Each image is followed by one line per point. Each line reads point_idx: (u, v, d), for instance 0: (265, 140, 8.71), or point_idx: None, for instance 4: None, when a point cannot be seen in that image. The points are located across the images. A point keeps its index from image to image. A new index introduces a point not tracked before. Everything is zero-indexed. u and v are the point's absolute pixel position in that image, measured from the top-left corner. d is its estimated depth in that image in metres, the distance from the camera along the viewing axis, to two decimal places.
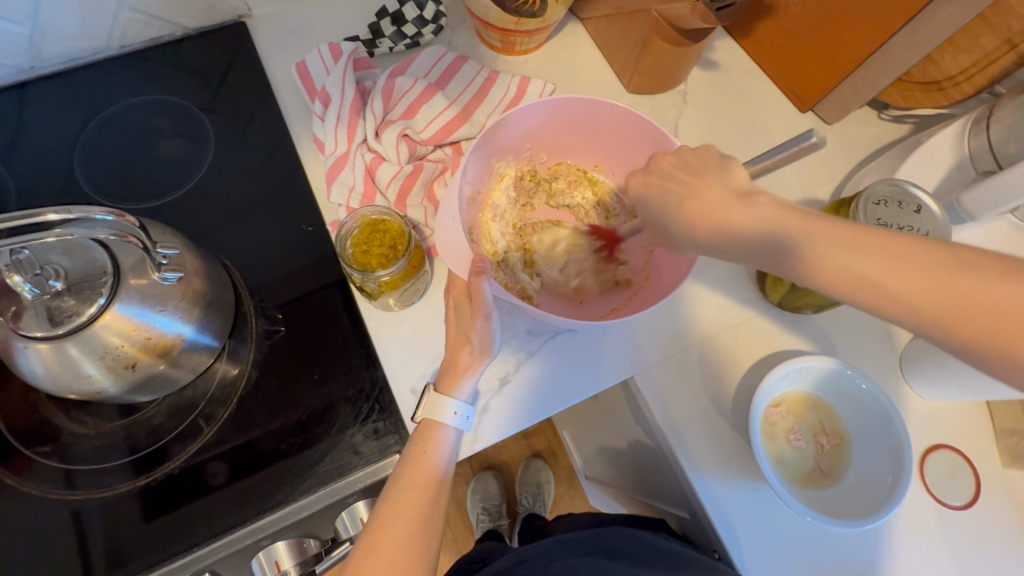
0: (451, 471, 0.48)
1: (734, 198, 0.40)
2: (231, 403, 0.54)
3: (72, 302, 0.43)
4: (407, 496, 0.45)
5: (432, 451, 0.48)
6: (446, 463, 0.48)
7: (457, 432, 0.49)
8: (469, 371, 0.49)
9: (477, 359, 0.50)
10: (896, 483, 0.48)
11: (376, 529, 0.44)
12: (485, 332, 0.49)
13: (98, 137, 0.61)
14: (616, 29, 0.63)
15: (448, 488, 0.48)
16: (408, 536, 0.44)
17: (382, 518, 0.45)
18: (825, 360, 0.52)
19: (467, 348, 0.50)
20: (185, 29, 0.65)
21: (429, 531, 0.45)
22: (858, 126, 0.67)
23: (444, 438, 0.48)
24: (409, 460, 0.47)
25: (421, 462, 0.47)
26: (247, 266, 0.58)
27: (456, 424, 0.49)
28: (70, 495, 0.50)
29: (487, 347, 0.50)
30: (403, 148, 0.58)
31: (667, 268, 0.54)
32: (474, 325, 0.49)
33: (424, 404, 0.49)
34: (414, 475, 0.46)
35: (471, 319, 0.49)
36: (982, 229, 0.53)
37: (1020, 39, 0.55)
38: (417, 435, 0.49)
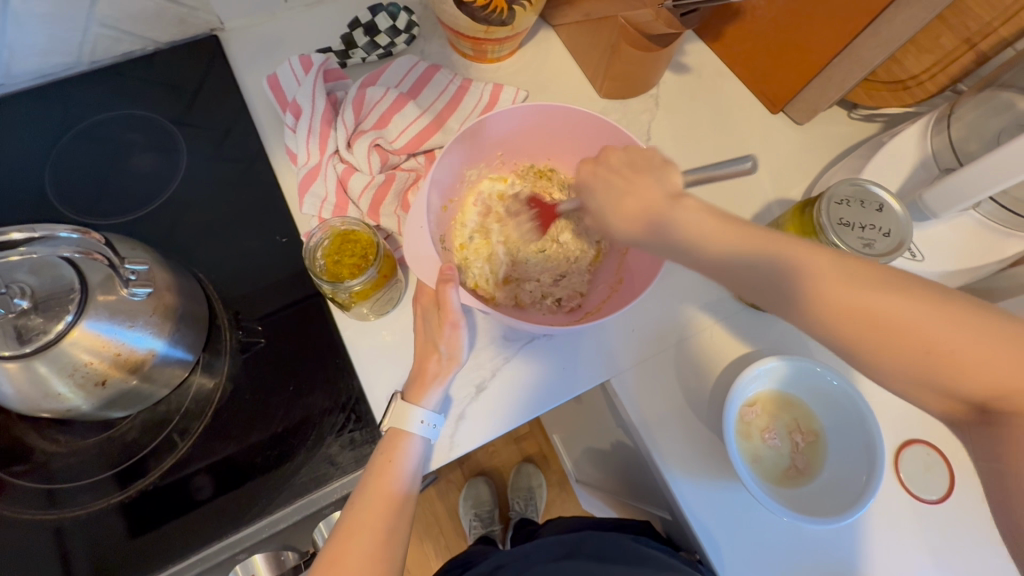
0: (418, 480, 0.49)
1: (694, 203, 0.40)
2: (206, 416, 0.53)
3: (39, 320, 0.42)
4: (371, 506, 0.46)
5: (399, 460, 0.48)
6: (412, 471, 0.48)
7: (424, 441, 0.50)
8: (437, 378, 0.50)
9: (446, 366, 0.50)
10: (868, 480, 0.49)
11: (339, 539, 0.45)
12: (453, 339, 0.49)
13: (70, 153, 0.61)
14: (586, 35, 0.64)
15: (414, 497, 0.48)
16: (372, 545, 0.45)
17: (345, 528, 0.46)
18: (797, 358, 0.53)
19: (436, 355, 0.50)
20: (156, 44, 0.65)
21: (393, 540, 0.46)
22: (828, 125, 0.68)
23: (410, 446, 0.49)
24: (376, 468, 0.47)
25: (386, 472, 0.47)
26: (222, 278, 0.58)
27: (422, 433, 0.49)
28: (47, 513, 0.50)
29: (457, 353, 0.50)
30: (375, 158, 0.58)
31: (639, 272, 0.55)
32: (443, 333, 0.49)
33: (391, 414, 0.50)
34: (378, 485, 0.46)
35: (439, 327, 0.49)
36: (948, 225, 0.54)
37: (979, 38, 0.56)
38: (383, 442, 0.49)
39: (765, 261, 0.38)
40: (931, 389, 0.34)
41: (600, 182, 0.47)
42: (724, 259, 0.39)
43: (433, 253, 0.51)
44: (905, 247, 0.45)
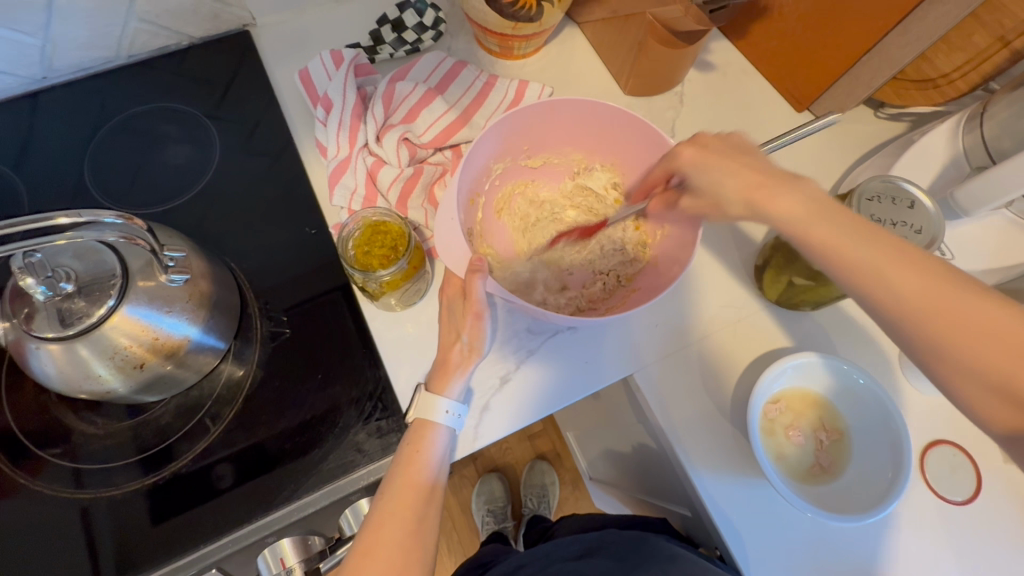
0: (444, 470, 0.50)
1: (806, 193, 0.40)
2: (237, 401, 0.55)
3: (82, 303, 0.44)
4: (402, 496, 0.47)
5: (426, 449, 0.48)
6: (438, 461, 0.49)
7: (449, 431, 0.50)
8: (459, 368, 0.51)
9: (467, 356, 0.51)
10: (895, 478, 0.48)
11: (370, 528, 0.46)
12: (476, 330, 0.50)
13: (107, 144, 0.63)
14: (612, 32, 0.64)
15: (440, 488, 0.49)
16: (404, 533, 0.46)
17: (376, 518, 0.46)
18: (821, 356, 0.53)
19: (458, 345, 0.51)
20: (190, 39, 0.66)
21: (423, 530, 0.47)
22: (853, 124, 0.68)
23: (436, 436, 0.49)
24: (403, 460, 0.48)
25: (414, 462, 0.48)
26: (252, 269, 0.59)
27: (448, 422, 0.50)
28: (80, 493, 0.51)
29: (478, 345, 0.51)
30: (404, 151, 0.60)
31: (666, 270, 0.55)
32: (465, 322, 0.50)
33: (416, 404, 0.50)
34: (407, 476, 0.47)
35: (462, 316, 0.50)
36: (978, 224, 0.54)
37: (1013, 36, 0.55)
38: (409, 433, 0.50)
39: (851, 248, 0.38)
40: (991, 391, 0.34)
41: (713, 161, 0.43)
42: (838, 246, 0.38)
43: (465, 247, 0.51)
44: (937, 245, 0.45)
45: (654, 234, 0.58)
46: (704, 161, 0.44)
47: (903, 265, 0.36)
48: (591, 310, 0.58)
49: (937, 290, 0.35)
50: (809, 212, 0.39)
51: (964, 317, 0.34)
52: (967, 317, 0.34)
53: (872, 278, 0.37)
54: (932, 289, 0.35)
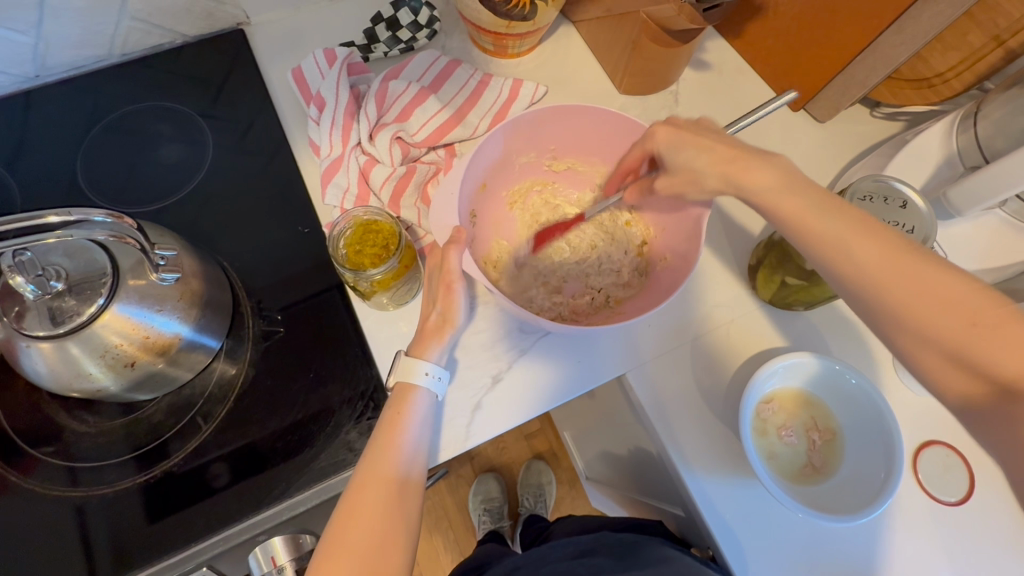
0: (425, 434, 0.50)
1: (777, 166, 0.43)
2: (229, 400, 0.55)
3: (72, 302, 0.44)
4: (384, 458, 0.47)
5: (406, 412, 0.49)
6: (419, 424, 0.49)
7: (431, 395, 0.51)
8: (436, 337, 0.51)
9: (441, 325, 0.52)
10: (887, 478, 0.48)
11: (352, 492, 0.46)
12: (450, 301, 0.52)
13: (100, 143, 0.63)
14: (607, 31, 0.64)
15: (422, 453, 0.49)
16: (383, 496, 0.46)
17: (359, 480, 0.46)
18: (814, 356, 0.53)
19: (433, 315, 0.53)
20: (184, 38, 0.66)
21: (407, 494, 0.47)
22: (848, 124, 0.67)
23: (418, 399, 0.50)
24: (384, 422, 0.48)
25: (395, 424, 0.48)
26: (245, 268, 0.59)
27: (428, 385, 0.50)
28: (72, 491, 0.51)
29: (452, 316, 0.52)
30: (397, 150, 0.59)
31: (662, 285, 0.55)
32: (440, 293, 0.52)
33: (396, 370, 0.51)
34: (388, 437, 0.48)
35: (438, 288, 0.52)
36: (971, 223, 0.54)
37: (1008, 35, 0.55)
38: (392, 398, 0.50)
39: (815, 222, 0.41)
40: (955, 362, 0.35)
41: (685, 142, 0.46)
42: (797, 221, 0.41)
43: (453, 218, 0.54)
44: (929, 244, 0.45)
45: (655, 263, 0.59)
46: (680, 140, 0.47)
47: (867, 239, 0.39)
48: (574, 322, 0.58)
49: (899, 262, 0.38)
50: (782, 182, 0.42)
51: (933, 291, 0.36)
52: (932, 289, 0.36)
53: (834, 250, 0.40)
54: (887, 256, 0.38)
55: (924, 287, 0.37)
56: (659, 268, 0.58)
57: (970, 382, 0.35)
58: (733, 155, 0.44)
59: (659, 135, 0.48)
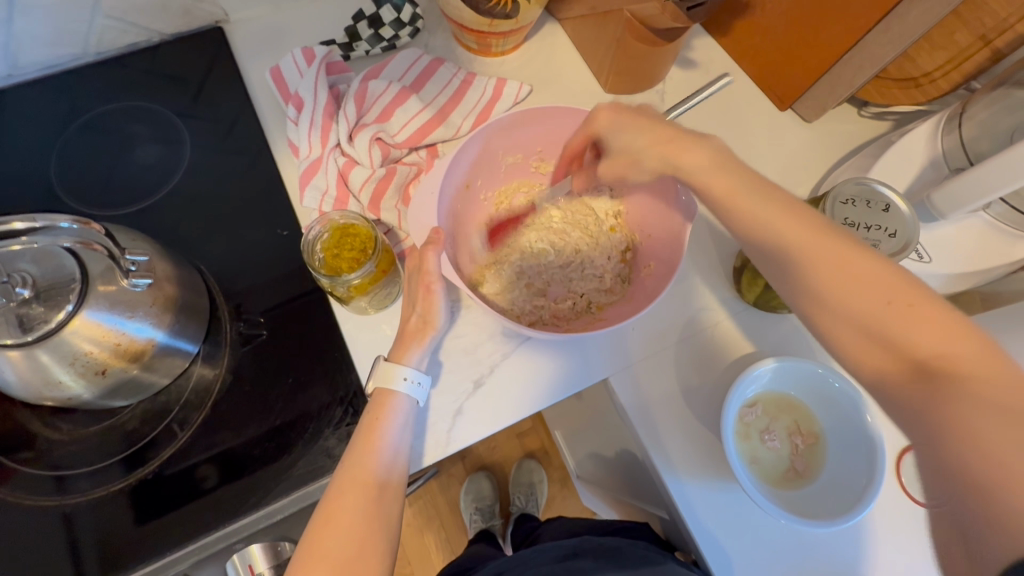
0: (405, 439, 0.49)
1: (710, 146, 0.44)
2: (206, 406, 0.54)
3: (40, 309, 0.43)
4: (362, 463, 0.46)
5: (385, 418, 0.48)
6: (400, 427, 0.49)
7: (411, 401, 0.50)
8: (416, 339, 0.51)
9: (422, 327, 0.52)
10: (868, 484, 0.48)
11: (330, 499, 0.45)
12: (430, 302, 0.51)
13: (76, 143, 0.62)
14: (591, 29, 0.63)
15: (403, 458, 0.48)
16: (363, 502, 0.45)
17: (337, 486, 0.46)
18: (797, 359, 0.52)
19: (414, 318, 0.52)
20: (162, 35, 0.65)
21: (386, 501, 0.46)
22: (836, 124, 0.67)
23: (398, 403, 0.49)
24: (363, 427, 0.48)
25: (374, 429, 0.48)
26: (224, 271, 0.58)
27: (407, 391, 0.50)
28: (45, 500, 0.50)
29: (432, 318, 0.52)
30: (376, 151, 0.58)
31: (650, 289, 0.55)
32: (420, 295, 0.51)
33: (376, 374, 0.50)
34: (367, 442, 0.47)
35: (417, 290, 0.52)
36: (956, 226, 0.53)
37: (994, 34, 0.54)
38: (371, 403, 0.50)
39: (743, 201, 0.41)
40: (874, 339, 0.35)
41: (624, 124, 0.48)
42: (726, 198, 0.42)
43: (432, 217, 0.53)
44: (911, 248, 0.44)
45: (640, 270, 0.59)
46: (618, 126, 0.48)
47: (797, 218, 0.40)
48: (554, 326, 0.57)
49: (823, 241, 0.38)
50: (714, 162, 0.43)
51: (847, 268, 0.37)
52: (852, 268, 0.37)
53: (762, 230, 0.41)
54: (811, 236, 0.39)
55: (849, 268, 0.37)
56: (647, 273, 0.57)
57: (889, 359, 0.34)
58: (669, 137, 0.45)
59: (602, 117, 0.49)
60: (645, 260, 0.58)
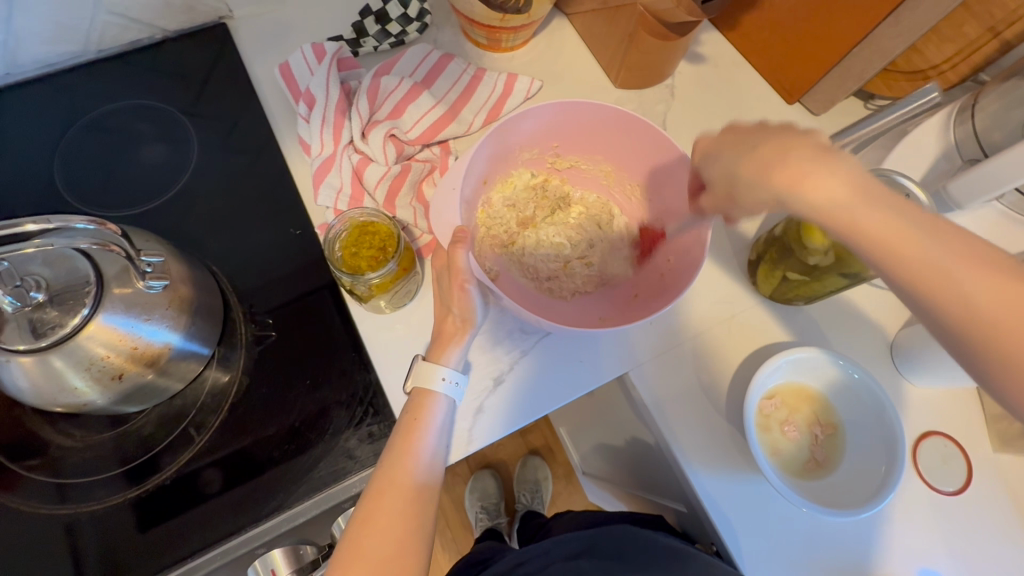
0: (442, 442, 0.49)
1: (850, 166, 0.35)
2: (222, 410, 0.53)
3: (54, 313, 0.42)
4: (402, 463, 0.46)
5: (424, 418, 0.48)
6: (438, 428, 0.48)
7: (449, 402, 0.50)
8: (455, 339, 0.51)
9: (462, 328, 0.51)
10: (889, 472, 0.48)
11: (369, 499, 0.45)
12: (465, 302, 0.51)
13: (79, 144, 0.60)
14: (602, 24, 0.63)
15: (440, 458, 0.48)
16: (401, 503, 0.45)
17: (376, 487, 0.45)
18: (817, 350, 0.53)
19: (452, 317, 0.52)
20: (164, 32, 0.64)
21: (423, 501, 0.46)
22: (844, 116, 0.67)
23: (436, 405, 0.49)
24: (403, 427, 0.47)
25: (413, 430, 0.47)
26: (235, 271, 0.57)
27: (446, 391, 0.49)
28: (59, 509, 0.49)
29: (470, 317, 0.51)
30: (391, 148, 0.58)
31: (674, 285, 0.54)
32: (454, 295, 0.50)
33: (414, 374, 0.50)
34: (406, 444, 0.46)
35: (450, 289, 0.51)
36: (970, 216, 0.54)
37: (1003, 27, 0.55)
38: (409, 404, 0.49)
39: (902, 238, 0.33)
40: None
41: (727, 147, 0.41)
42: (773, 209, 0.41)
43: (454, 216, 0.53)
44: None
45: (661, 265, 0.58)
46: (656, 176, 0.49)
47: (977, 263, 0.32)
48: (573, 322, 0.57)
49: (1021, 294, 0.31)
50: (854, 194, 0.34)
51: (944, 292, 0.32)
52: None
53: (939, 279, 0.32)
54: (993, 282, 0.31)
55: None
56: (668, 269, 0.56)
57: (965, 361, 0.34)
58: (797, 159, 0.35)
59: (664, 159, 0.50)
60: (665, 254, 0.57)
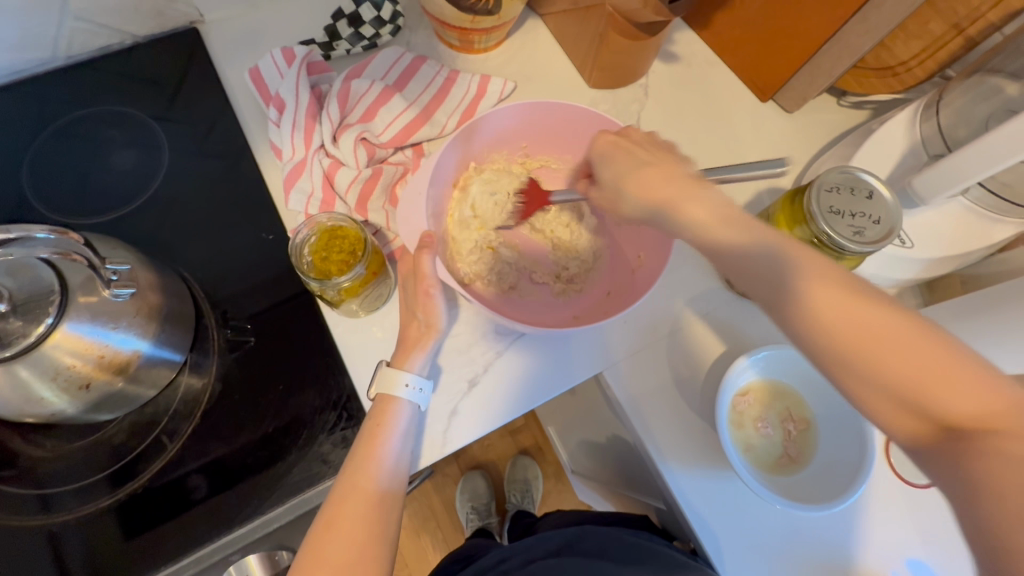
0: (407, 446, 0.49)
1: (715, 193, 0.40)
2: (195, 417, 0.53)
3: (18, 323, 0.41)
4: (365, 468, 0.46)
5: (389, 424, 0.48)
6: (403, 432, 0.49)
7: (414, 406, 0.50)
8: (420, 343, 0.51)
9: (426, 332, 0.52)
10: (859, 466, 0.49)
11: (333, 504, 0.45)
12: (429, 308, 0.51)
13: (48, 152, 0.60)
14: (574, 24, 0.63)
15: (405, 463, 0.48)
16: (365, 509, 0.45)
17: (340, 492, 0.45)
18: (788, 347, 0.54)
19: (416, 323, 0.52)
20: (134, 37, 0.63)
21: (388, 506, 0.46)
22: (817, 113, 0.68)
23: (401, 409, 0.49)
24: (367, 433, 0.47)
25: (378, 434, 0.47)
26: (208, 277, 0.57)
27: (411, 397, 0.49)
28: (33, 519, 0.49)
29: (435, 322, 0.52)
30: (362, 152, 0.58)
31: (644, 277, 0.55)
32: (419, 300, 0.51)
33: (380, 379, 0.50)
34: (369, 450, 0.47)
35: (415, 295, 0.51)
36: (937, 211, 0.54)
37: (967, 23, 0.55)
38: (374, 410, 0.49)
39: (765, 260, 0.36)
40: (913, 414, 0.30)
41: (618, 154, 0.47)
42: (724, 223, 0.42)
43: (421, 220, 0.53)
44: (895, 235, 0.45)
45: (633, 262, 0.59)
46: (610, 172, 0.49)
47: (826, 280, 0.34)
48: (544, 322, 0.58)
49: (853, 303, 0.33)
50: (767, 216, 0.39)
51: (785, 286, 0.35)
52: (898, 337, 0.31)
53: (784, 293, 0.35)
54: (847, 303, 0.33)
55: (894, 343, 0.31)
56: (641, 265, 0.57)
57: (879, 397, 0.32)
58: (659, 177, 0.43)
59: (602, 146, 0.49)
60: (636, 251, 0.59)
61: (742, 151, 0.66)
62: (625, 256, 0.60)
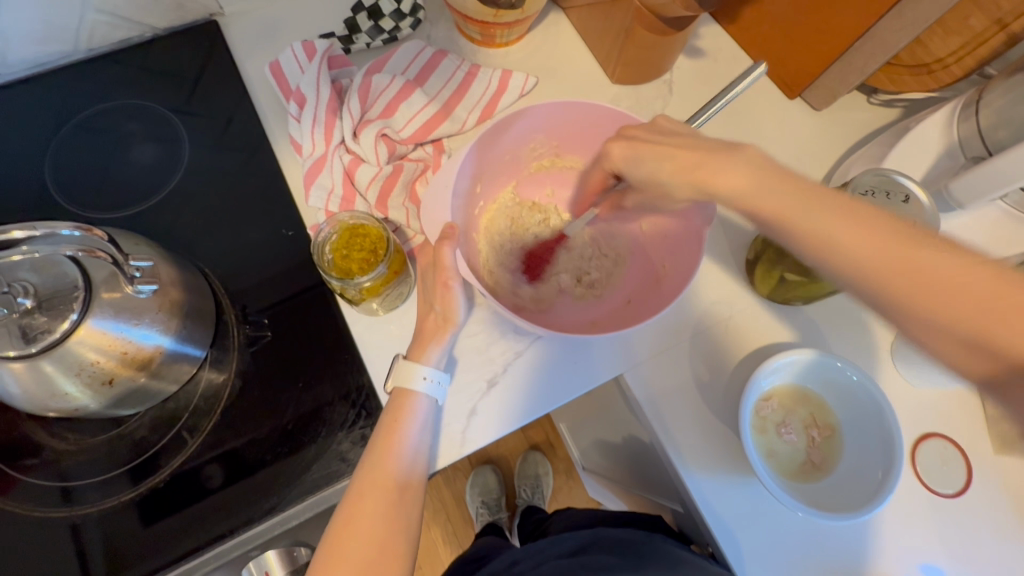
0: (425, 445, 0.49)
1: (744, 160, 0.40)
2: (215, 412, 0.53)
3: (43, 319, 0.42)
4: (383, 466, 0.46)
5: (407, 420, 0.48)
6: (420, 429, 0.48)
7: (431, 400, 0.50)
8: (435, 338, 0.51)
9: (442, 325, 0.51)
10: (885, 476, 0.48)
11: (354, 500, 0.45)
12: (448, 299, 0.50)
13: (71, 146, 0.60)
14: (598, 18, 0.62)
15: (423, 461, 0.48)
16: (386, 507, 0.45)
17: (358, 490, 0.45)
18: (815, 352, 0.52)
19: (433, 315, 0.52)
20: (154, 30, 0.63)
21: (407, 504, 0.46)
22: (845, 111, 0.66)
23: (419, 404, 0.49)
24: (385, 430, 0.47)
25: (396, 431, 0.47)
26: (228, 272, 0.57)
27: (428, 390, 0.49)
28: (55, 511, 0.49)
29: (452, 315, 0.51)
30: (382, 149, 0.57)
31: (669, 287, 0.54)
32: (437, 292, 0.51)
33: (395, 373, 0.50)
34: (387, 448, 0.46)
35: (434, 287, 0.51)
36: (973, 215, 0.53)
37: (1010, 18, 0.53)
38: (390, 405, 0.49)
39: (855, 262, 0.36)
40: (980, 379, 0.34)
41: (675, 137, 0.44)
42: None
43: (445, 215, 0.53)
44: None
45: (658, 271, 0.58)
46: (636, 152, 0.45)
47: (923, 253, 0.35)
48: (562, 321, 0.57)
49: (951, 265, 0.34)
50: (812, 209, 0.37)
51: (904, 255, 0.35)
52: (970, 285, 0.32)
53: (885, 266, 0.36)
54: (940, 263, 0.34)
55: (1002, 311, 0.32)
56: (667, 273, 0.56)
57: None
58: (698, 159, 0.41)
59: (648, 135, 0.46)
60: (661, 258, 0.58)
61: (769, 149, 0.65)
62: (647, 262, 0.60)
